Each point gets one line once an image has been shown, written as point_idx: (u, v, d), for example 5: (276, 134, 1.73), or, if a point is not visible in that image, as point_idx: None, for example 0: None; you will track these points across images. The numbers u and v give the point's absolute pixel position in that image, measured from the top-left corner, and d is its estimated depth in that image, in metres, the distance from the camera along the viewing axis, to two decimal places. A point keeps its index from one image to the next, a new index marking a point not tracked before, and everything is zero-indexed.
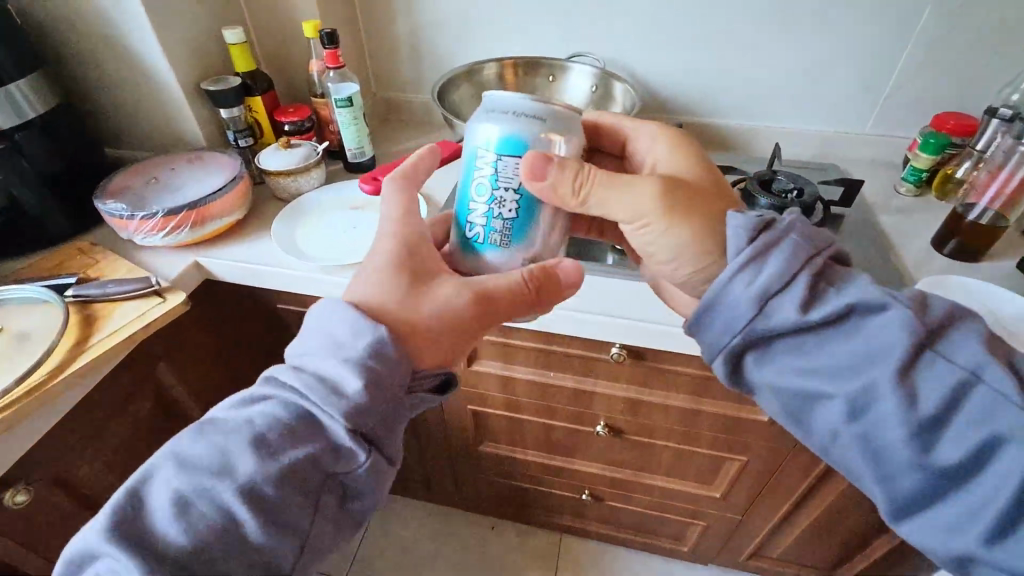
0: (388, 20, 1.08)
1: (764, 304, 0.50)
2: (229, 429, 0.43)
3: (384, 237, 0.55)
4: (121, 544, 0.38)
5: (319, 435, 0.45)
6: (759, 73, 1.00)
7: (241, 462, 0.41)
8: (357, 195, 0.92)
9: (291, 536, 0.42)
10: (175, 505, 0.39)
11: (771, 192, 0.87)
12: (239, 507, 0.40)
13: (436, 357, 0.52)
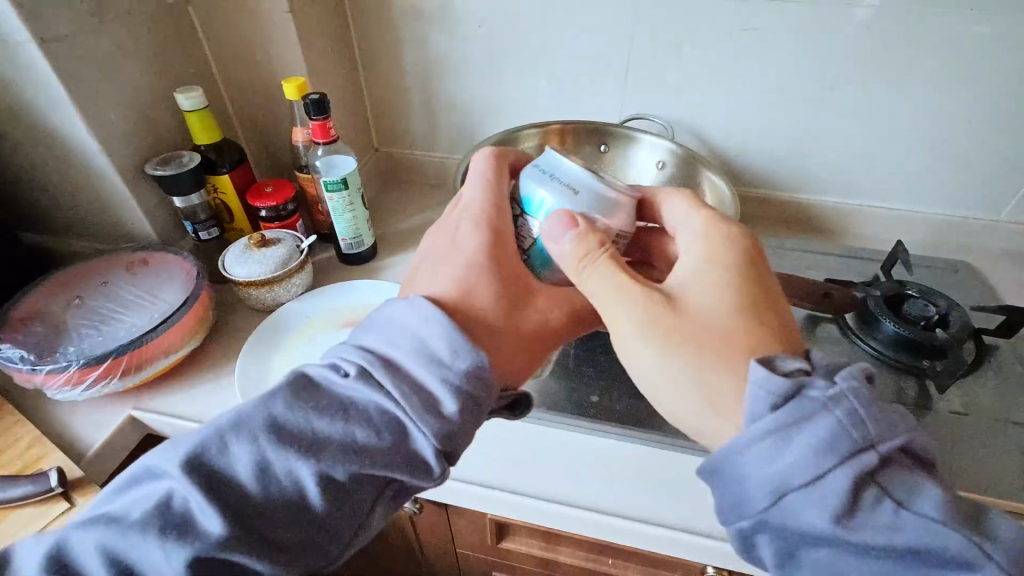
0: (395, 66, 0.87)
1: (780, 499, 0.33)
2: (317, 415, 0.37)
3: (480, 224, 0.46)
4: (200, 489, 0.34)
5: (399, 424, 0.38)
6: (868, 143, 0.79)
7: (318, 423, 0.37)
8: (356, 304, 0.70)
9: (317, 552, 0.36)
10: (245, 487, 0.35)
11: (902, 317, 0.65)
12: (282, 521, 0.35)
13: (518, 359, 0.44)
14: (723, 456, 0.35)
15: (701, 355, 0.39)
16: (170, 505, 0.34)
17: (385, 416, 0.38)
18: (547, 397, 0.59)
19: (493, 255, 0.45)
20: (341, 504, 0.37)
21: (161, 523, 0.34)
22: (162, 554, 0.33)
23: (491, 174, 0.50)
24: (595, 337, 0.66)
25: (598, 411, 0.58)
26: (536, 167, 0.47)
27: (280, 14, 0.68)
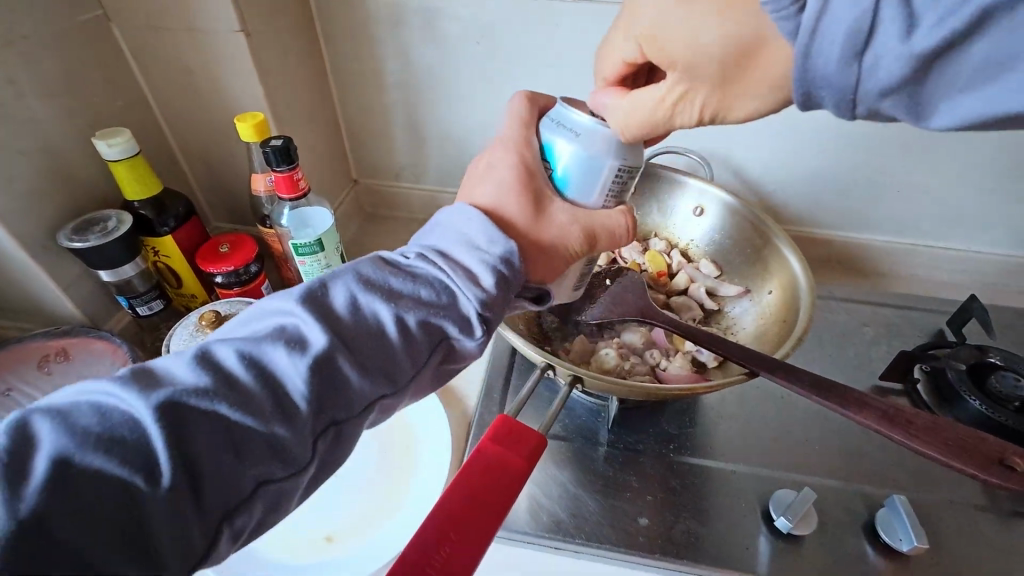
0: (375, 87, 0.73)
1: (865, 59, 0.26)
2: (394, 273, 0.31)
3: (512, 148, 0.36)
4: (309, 310, 0.29)
5: (449, 297, 0.31)
6: (932, 181, 0.67)
7: (373, 289, 0.30)
8: None
9: (386, 387, 0.30)
10: (342, 314, 0.29)
11: (986, 392, 0.54)
12: (368, 354, 0.29)
13: (551, 263, 0.36)
14: (820, 84, 0.28)
15: (775, 84, 0.30)
16: (280, 324, 0.29)
17: (432, 285, 0.31)
18: (585, 521, 0.48)
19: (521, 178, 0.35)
20: (382, 370, 0.30)
21: (280, 336, 0.28)
22: (284, 358, 0.27)
23: (518, 103, 0.39)
24: (631, 429, 0.55)
25: (651, 541, 0.47)
26: (552, 112, 0.37)
27: (229, 34, 0.54)
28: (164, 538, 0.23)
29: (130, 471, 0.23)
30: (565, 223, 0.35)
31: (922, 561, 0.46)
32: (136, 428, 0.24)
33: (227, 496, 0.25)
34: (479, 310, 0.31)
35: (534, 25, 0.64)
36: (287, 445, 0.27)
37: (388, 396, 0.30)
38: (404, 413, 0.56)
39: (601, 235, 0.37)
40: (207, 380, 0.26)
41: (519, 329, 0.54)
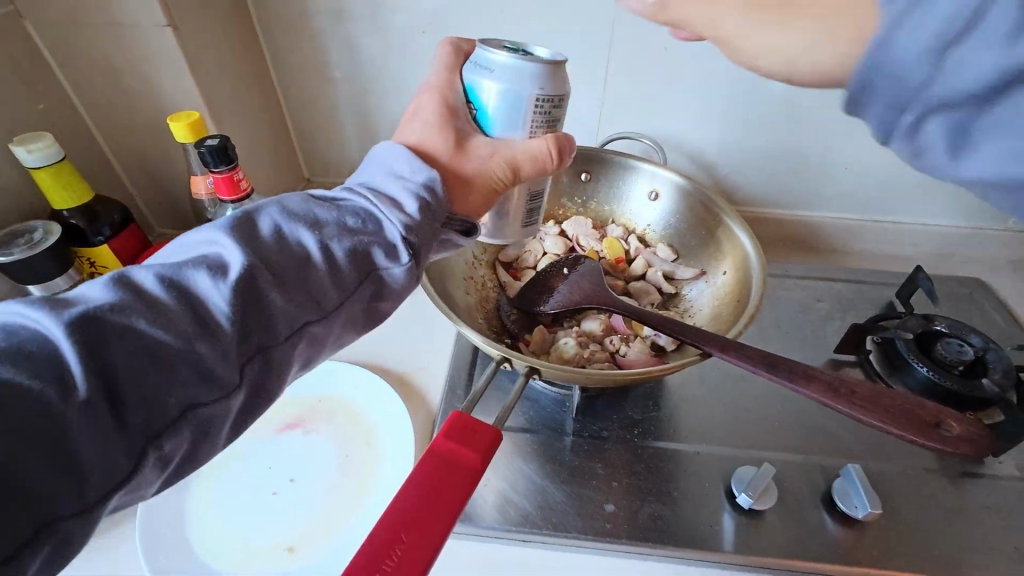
0: (321, 82, 0.70)
1: (946, 57, 0.25)
2: (320, 205, 0.32)
3: (434, 91, 0.37)
4: (234, 237, 0.29)
5: (376, 225, 0.32)
6: (875, 157, 0.69)
7: (303, 217, 0.31)
8: (296, 398, 0.57)
9: (313, 313, 0.31)
10: (268, 241, 0.30)
11: (931, 358, 0.57)
12: (297, 279, 0.30)
13: (479, 191, 0.36)
14: (884, 72, 0.26)
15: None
16: (201, 252, 0.29)
17: (357, 214, 0.32)
18: (552, 512, 0.48)
19: (444, 117, 0.36)
20: (310, 296, 0.30)
21: (205, 261, 0.28)
22: (207, 280, 0.27)
23: (443, 50, 0.40)
24: (595, 417, 0.56)
25: (617, 527, 0.47)
26: (474, 53, 0.38)
27: (155, 29, 0.51)
28: (86, 455, 0.23)
29: (44, 383, 0.22)
30: (485, 154, 0.36)
31: (878, 527, 0.47)
32: (52, 344, 0.23)
33: (152, 417, 0.25)
34: (402, 232, 0.32)
35: (480, 14, 0.63)
36: (212, 365, 0.27)
37: (315, 322, 0.31)
38: (366, 415, 0.55)
39: (529, 161, 0.37)
40: (126, 299, 0.26)
41: (478, 324, 0.53)
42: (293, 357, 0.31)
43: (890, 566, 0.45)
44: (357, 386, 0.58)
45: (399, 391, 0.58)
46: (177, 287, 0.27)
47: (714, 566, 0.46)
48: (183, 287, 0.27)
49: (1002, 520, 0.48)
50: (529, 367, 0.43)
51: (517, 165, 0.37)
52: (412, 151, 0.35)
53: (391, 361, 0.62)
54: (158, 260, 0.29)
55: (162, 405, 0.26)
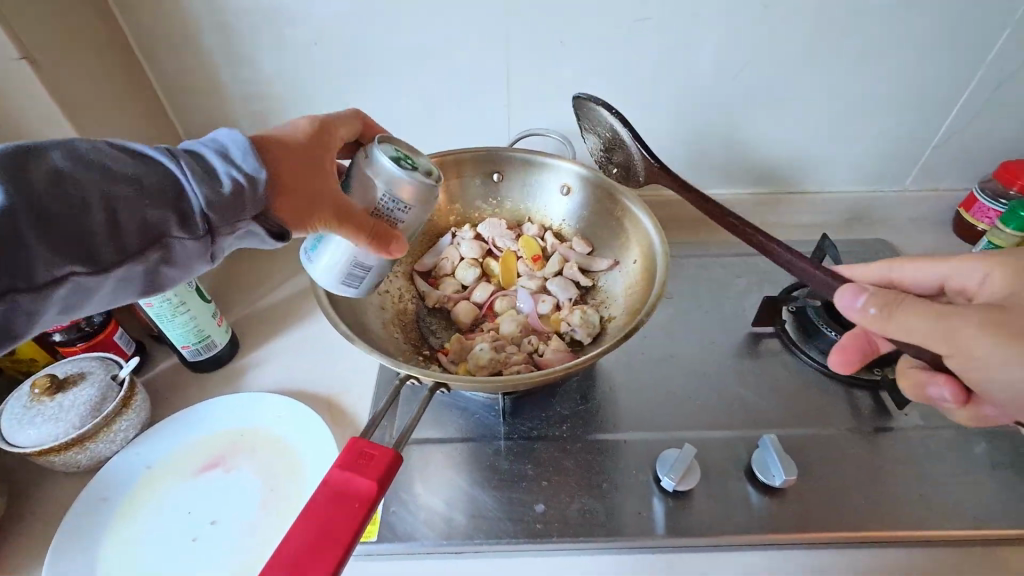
0: (217, 103, 0.67)
1: None
2: (118, 159, 0.33)
3: (322, 123, 0.42)
4: (2, 173, 0.30)
5: (177, 193, 0.34)
6: (777, 132, 0.72)
7: (89, 168, 0.32)
8: (215, 435, 0.55)
9: (84, 265, 0.33)
10: (43, 186, 0.31)
11: (840, 322, 0.59)
12: (67, 229, 0.32)
13: (292, 208, 0.38)
14: None
15: None
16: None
17: (161, 179, 0.34)
18: (484, 520, 0.47)
19: (307, 141, 0.40)
20: (79, 250, 0.32)
21: None
22: None
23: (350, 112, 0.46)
24: (524, 417, 0.56)
25: (549, 526, 0.47)
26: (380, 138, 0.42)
27: (10, 63, 0.48)
28: None
29: None
30: (324, 185, 0.39)
31: (798, 492, 0.49)
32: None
33: None
34: (203, 207, 0.34)
35: (372, 18, 0.61)
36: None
37: (82, 274, 0.33)
38: (290, 444, 0.53)
39: (357, 217, 0.40)
40: None
41: (394, 339, 0.52)
42: (53, 300, 0.33)
43: (810, 529, 0.47)
44: (278, 415, 0.56)
45: (326, 414, 0.57)
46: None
47: (646, 553, 0.47)
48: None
49: (909, 471, 0.51)
50: (437, 381, 0.43)
51: (344, 209, 0.39)
52: (258, 141, 0.38)
53: (316, 385, 0.60)
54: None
55: None
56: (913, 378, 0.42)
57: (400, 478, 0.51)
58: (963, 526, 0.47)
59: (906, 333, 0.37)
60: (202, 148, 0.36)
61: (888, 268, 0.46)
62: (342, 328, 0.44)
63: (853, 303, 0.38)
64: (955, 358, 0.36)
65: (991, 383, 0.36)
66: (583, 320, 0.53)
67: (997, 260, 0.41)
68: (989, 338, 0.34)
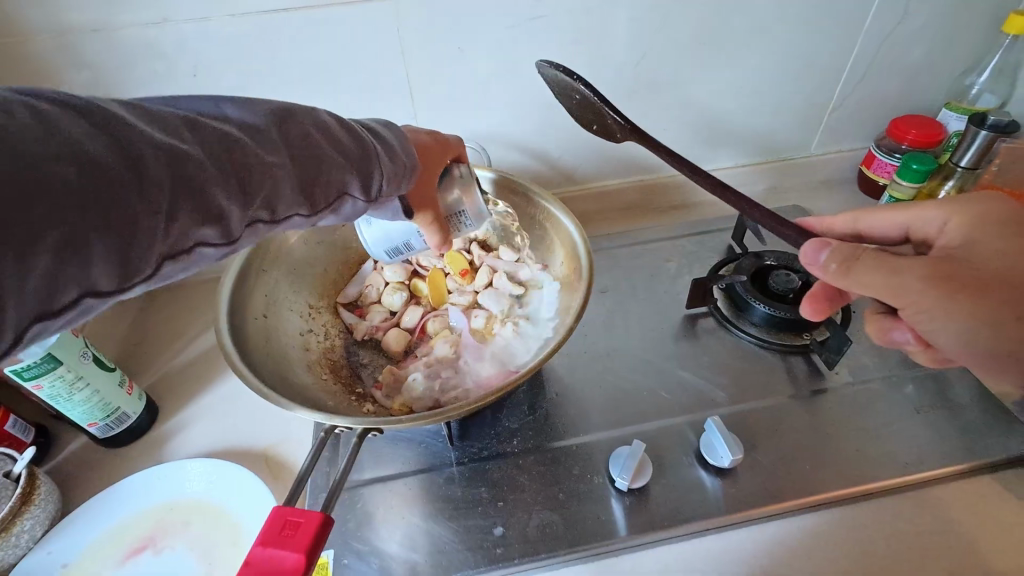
0: None
1: None
2: (340, 125, 0.36)
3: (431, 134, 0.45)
4: (269, 123, 0.33)
5: (378, 162, 0.38)
6: (685, 113, 0.73)
7: (321, 127, 0.35)
8: (139, 514, 0.50)
9: (303, 210, 0.34)
10: (294, 136, 0.33)
11: (767, 295, 0.61)
12: (304, 171, 0.33)
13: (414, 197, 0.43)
14: None
15: None
16: (234, 117, 0.32)
17: (367, 147, 0.37)
18: (442, 555, 0.46)
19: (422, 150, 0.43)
20: (309, 193, 0.34)
21: (242, 129, 0.31)
22: (246, 146, 0.30)
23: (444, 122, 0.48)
24: (474, 439, 0.54)
25: (510, 549, 0.46)
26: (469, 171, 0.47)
27: None
28: (98, 253, 0.25)
29: (85, 175, 0.24)
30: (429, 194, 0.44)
31: (748, 468, 0.50)
32: (107, 127, 0.25)
33: (164, 241, 0.27)
34: (384, 180, 0.38)
35: (254, 43, 0.57)
36: (230, 212, 0.30)
37: (302, 215, 0.34)
38: (228, 509, 0.49)
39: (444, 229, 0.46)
40: (170, 133, 0.28)
41: (324, 381, 0.49)
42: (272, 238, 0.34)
43: (762, 503, 0.48)
44: (209, 480, 0.51)
45: (264, 470, 0.53)
46: (214, 133, 0.30)
47: (612, 557, 0.46)
48: (227, 138, 0.30)
49: (847, 427, 0.53)
50: (366, 427, 0.40)
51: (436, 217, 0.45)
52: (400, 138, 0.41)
53: (250, 440, 0.56)
54: (194, 104, 0.31)
55: (175, 233, 0.28)
56: (878, 323, 0.44)
57: (349, 527, 0.48)
58: (898, 473, 0.49)
59: (863, 289, 0.38)
60: (375, 128, 0.40)
61: (853, 220, 0.47)
62: (256, 382, 0.41)
63: (817, 256, 0.40)
64: (906, 311, 0.38)
65: (933, 334, 0.38)
66: (517, 332, 0.53)
67: (951, 208, 0.41)
68: (932, 290, 0.36)
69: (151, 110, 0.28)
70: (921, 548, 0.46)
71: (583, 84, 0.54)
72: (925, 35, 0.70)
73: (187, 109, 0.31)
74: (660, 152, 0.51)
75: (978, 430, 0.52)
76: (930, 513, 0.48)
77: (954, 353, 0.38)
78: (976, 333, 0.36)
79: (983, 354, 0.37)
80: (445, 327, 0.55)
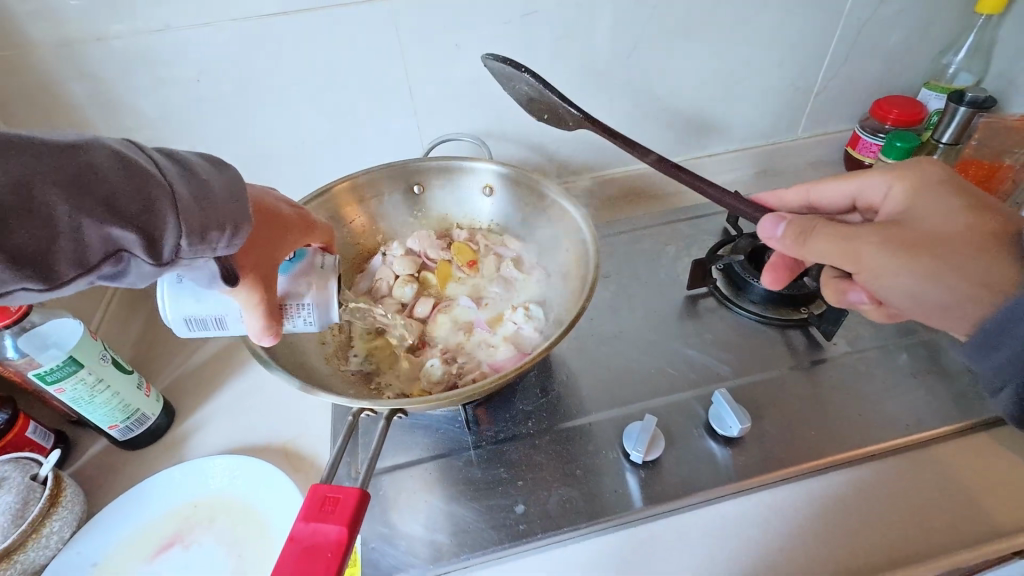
0: None
1: None
2: (107, 175, 0.32)
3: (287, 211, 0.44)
4: None
5: (152, 221, 0.33)
6: (676, 101, 0.75)
7: (66, 184, 0.30)
8: (165, 513, 0.50)
9: (35, 281, 0.31)
10: (10, 189, 0.29)
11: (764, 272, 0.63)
12: (27, 240, 0.30)
13: (241, 266, 0.39)
14: None
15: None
16: None
17: (140, 203, 0.32)
18: (465, 533, 0.47)
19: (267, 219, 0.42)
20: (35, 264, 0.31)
21: None
22: None
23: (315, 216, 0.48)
24: (489, 422, 0.55)
25: (532, 525, 0.47)
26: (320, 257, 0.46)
27: None
28: None
29: None
30: (262, 263, 0.40)
31: (756, 437, 0.52)
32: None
33: None
34: (169, 242, 0.34)
35: (255, 47, 0.58)
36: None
37: (40, 287, 0.32)
38: (252, 502, 0.50)
39: (273, 305, 0.41)
40: None
41: (341, 372, 0.50)
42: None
43: (771, 469, 0.50)
44: (233, 476, 0.52)
45: (286, 464, 0.54)
46: None
47: (630, 528, 0.48)
48: None
49: (847, 395, 0.55)
50: (392, 408, 0.42)
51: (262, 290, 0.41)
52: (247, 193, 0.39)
53: (269, 436, 0.57)
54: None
55: None
56: (835, 286, 0.46)
57: (374, 513, 0.49)
58: (898, 435, 0.52)
59: (820, 258, 0.41)
60: (177, 164, 0.35)
61: (805, 192, 0.49)
62: (281, 372, 0.42)
63: (773, 230, 0.42)
64: (861, 273, 0.40)
65: (885, 291, 0.40)
66: (528, 316, 0.54)
67: (894, 172, 0.43)
68: (887, 253, 0.38)
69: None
70: (923, 504, 0.48)
71: (529, 74, 0.56)
72: (902, 17, 0.73)
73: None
74: (617, 139, 0.53)
75: (971, 392, 0.55)
76: (930, 471, 0.50)
77: (905, 307, 0.41)
78: (923, 289, 0.39)
79: (930, 308, 0.40)
80: (455, 316, 0.56)
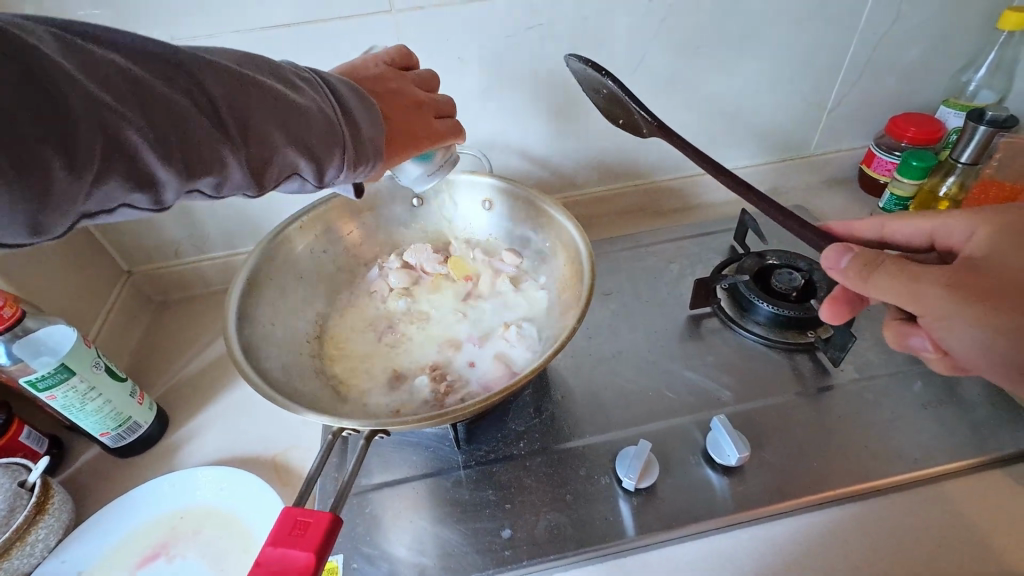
0: None
1: None
2: (313, 107, 0.36)
3: (421, 122, 0.45)
4: (225, 92, 0.32)
5: (341, 151, 0.38)
6: (683, 118, 0.74)
7: (288, 111, 0.35)
8: (151, 524, 0.50)
9: (253, 189, 0.35)
10: (248, 109, 0.33)
11: (771, 293, 0.61)
12: (258, 152, 0.34)
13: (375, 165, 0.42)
14: None
15: None
16: (183, 72, 0.31)
17: (335, 134, 0.37)
18: (450, 557, 0.46)
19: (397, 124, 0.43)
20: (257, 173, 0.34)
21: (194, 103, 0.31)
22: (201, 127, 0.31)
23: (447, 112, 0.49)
24: (480, 441, 0.54)
25: (518, 551, 0.46)
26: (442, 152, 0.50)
27: None
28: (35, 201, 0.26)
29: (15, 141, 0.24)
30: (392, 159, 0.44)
31: (755, 467, 0.50)
32: (35, 70, 0.25)
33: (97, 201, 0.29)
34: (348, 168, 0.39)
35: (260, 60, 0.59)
36: (165, 182, 0.30)
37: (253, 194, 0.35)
38: (238, 516, 0.50)
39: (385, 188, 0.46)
40: (109, 96, 0.28)
41: (330, 386, 0.51)
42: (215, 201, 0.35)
43: (771, 502, 0.48)
44: (219, 489, 0.52)
45: (274, 477, 0.53)
46: (163, 99, 0.30)
47: (619, 559, 0.46)
48: (175, 109, 0.30)
49: (854, 425, 0.53)
50: (373, 427, 0.41)
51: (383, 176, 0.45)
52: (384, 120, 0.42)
53: (258, 448, 0.56)
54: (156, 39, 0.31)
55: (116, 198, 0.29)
56: (895, 328, 0.44)
57: (358, 531, 0.48)
58: (906, 469, 0.49)
59: (885, 297, 0.39)
60: (353, 104, 0.39)
61: (879, 224, 0.48)
62: (265, 389, 0.41)
63: (837, 261, 0.40)
64: (926, 318, 0.38)
65: (948, 339, 0.38)
66: (521, 335, 0.53)
67: (977, 217, 0.41)
68: (956, 297, 0.36)
69: (104, 59, 0.28)
70: (931, 545, 0.45)
71: (612, 81, 0.53)
72: (920, 32, 0.71)
73: (158, 54, 0.31)
74: (682, 145, 0.48)
75: (987, 426, 0.52)
76: (940, 510, 0.47)
77: (969, 358, 0.38)
78: None
79: None
80: (443, 333, 0.56)
